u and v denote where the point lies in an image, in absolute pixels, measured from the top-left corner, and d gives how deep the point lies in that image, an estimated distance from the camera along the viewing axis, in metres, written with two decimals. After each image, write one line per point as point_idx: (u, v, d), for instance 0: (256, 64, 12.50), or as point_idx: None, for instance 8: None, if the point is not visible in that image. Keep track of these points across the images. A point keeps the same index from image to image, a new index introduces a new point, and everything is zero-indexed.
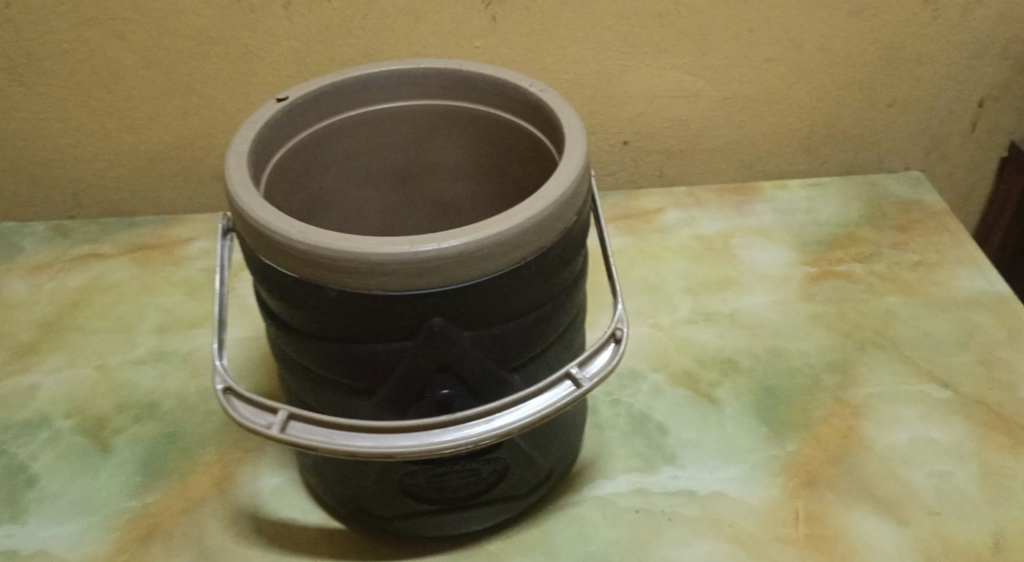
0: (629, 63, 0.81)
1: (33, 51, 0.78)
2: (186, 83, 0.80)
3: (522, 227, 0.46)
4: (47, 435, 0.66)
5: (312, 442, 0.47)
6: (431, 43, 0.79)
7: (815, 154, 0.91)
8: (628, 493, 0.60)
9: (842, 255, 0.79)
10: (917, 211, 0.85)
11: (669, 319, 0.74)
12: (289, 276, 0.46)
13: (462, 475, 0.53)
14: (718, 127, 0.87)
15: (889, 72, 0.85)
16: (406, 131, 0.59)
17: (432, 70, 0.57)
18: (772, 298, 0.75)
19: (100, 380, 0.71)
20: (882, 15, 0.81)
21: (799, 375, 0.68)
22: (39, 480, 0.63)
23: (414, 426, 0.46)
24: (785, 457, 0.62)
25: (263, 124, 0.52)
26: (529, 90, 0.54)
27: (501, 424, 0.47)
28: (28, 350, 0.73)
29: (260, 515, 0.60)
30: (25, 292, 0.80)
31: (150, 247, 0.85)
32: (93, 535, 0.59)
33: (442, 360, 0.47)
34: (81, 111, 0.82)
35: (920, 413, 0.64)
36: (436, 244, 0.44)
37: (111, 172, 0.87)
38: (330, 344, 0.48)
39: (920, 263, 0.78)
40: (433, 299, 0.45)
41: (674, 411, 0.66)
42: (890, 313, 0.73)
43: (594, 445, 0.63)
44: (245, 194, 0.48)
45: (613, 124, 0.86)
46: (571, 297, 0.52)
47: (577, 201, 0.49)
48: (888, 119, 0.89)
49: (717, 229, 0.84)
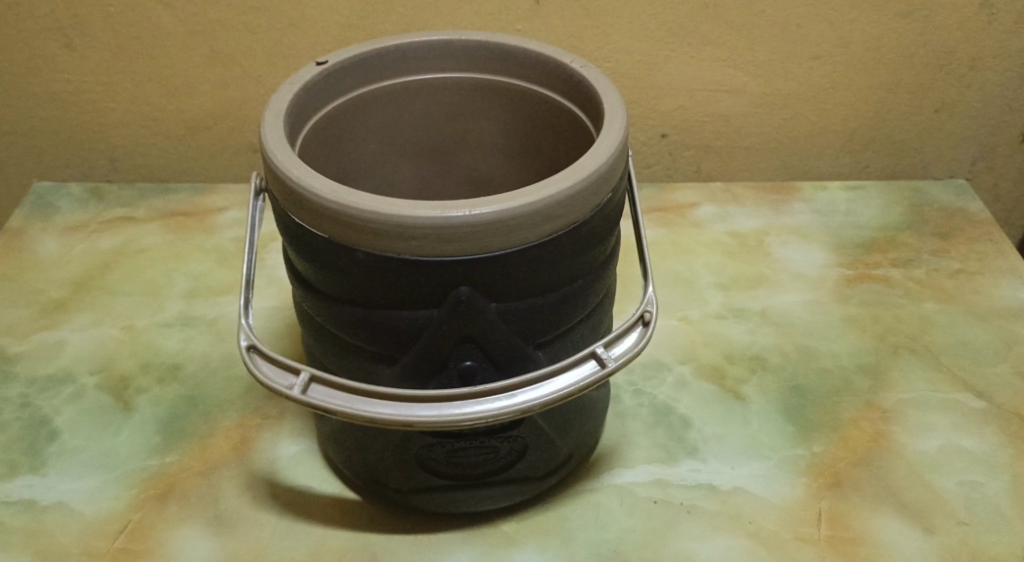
0: (672, 54, 0.80)
1: (80, 12, 0.79)
2: (228, 53, 0.80)
3: (555, 199, 0.45)
4: (71, 390, 0.66)
5: (332, 406, 0.46)
6: (474, 24, 0.78)
7: (857, 157, 0.89)
8: (647, 483, 0.59)
9: (880, 259, 0.78)
10: (960, 219, 0.83)
11: (698, 313, 0.72)
12: (318, 236, 0.46)
13: (480, 451, 0.53)
14: (760, 124, 0.86)
15: (939, 76, 0.83)
16: (443, 103, 0.59)
17: (474, 42, 0.56)
18: (805, 297, 0.74)
19: (126, 340, 0.71)
20: (935, 18, 0.79)
21: (829, 376, 0.66)
22: (61, 434, 0.63)
23: (436, 396, 0.46)
24: (811, 457, 0.60)
25: (301, 87, 0.52)
26: (571, 67, 0.53)
27: (523, 400, 0.46)
28: (57, 307, 0.74)
29: (276, 481, 0.60)
30: (58, 250, 0.80)
31: (183, 213, 0.86)
32: (110, 490, 0.60)
33: (467, 331, 0.47)
34: (122, 75, 0.83)
35: (953, 421, 0.63)
36: (468, 211, 0.43)
37: (149, 138, 0.87)
38: (356, 308, 0.47)
39: (960, 271, 0.76)
40: (461, 268, 0.45)
41: (698, 404, 0.64)
42: (927, 320, 0.71)
43: (615, 433, 0.63)
44: (280, 152, 0.47)
45: (652, 116, 0.85)
46: (601, 277, 0.51)
47: (613, 177, 0.48)
48: (935, 125, 0.87)
49: (752, 226, 0.82)
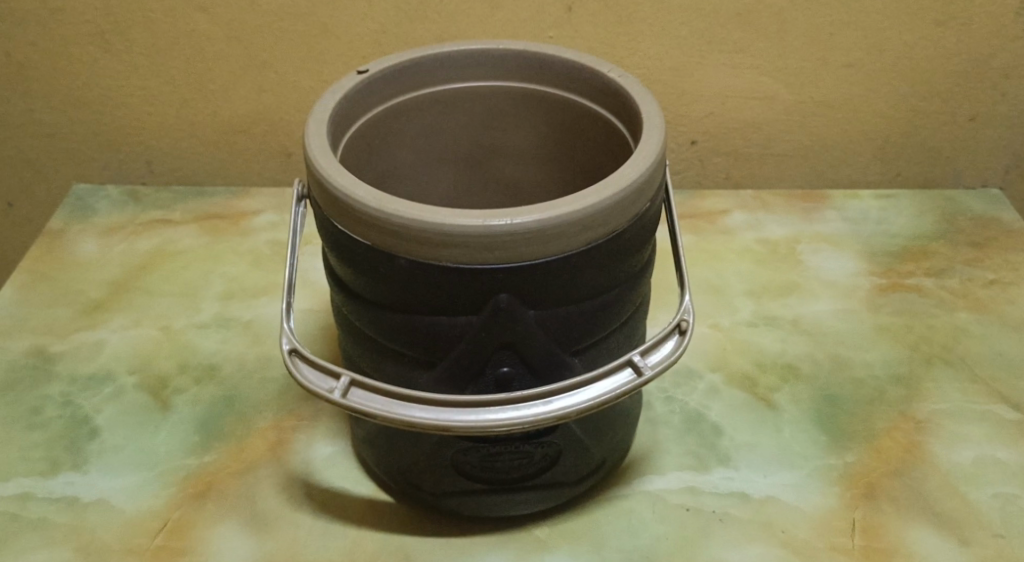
0: (703, 61, 0.80)
1: (121, 18, 0.80)
2: (264, 58, 0.82)
3: (595, 208, 0.45)
4: (111, 389, 0.68)
5: (371, 410, 0.47)
6: (506, 30, 0.79)
7: (888, 165, 0.89)
8: (679, 490, 0.59)
9: (912, 268, 0.78)
10: (994, 228, 0.82)
11: (728, 320, 0.72)
12: (361, 242, 0.47)
13: (515, 456, 0.53)
14: (791, 131, 0.86)
15: (972, 85, 0.83)
16: (480, 111, 0.60)
17: (512, 51, 0.57)
18: (837, 306, 0.74)
19: (164, 340, 0.72)
20: (969, 25, 0.79)
21: (861, 385, 0.66)
22: (101, 433, 0.65)
23: (474, 401, 0.47)
24: (844, 467, 0.60)
25: (343, 95, 0.52)
26: (608, 76, 0.54)
27: (559, 406, 0.47)
28: (97, 307, 0.75)
29: (312, 483, 0.61)
30: (97, 252, 0.82)
31: (218, 216, 0.87)
32: (150, 488, 0.61)
33: (505, 338, 0.47)
34: (160, 79, 0.84)
35: (988, 433, 0.63)
36: (509, 219, 0.44)
37: (185, 141, 0.89)
38: (396, 314, 0.48)
39: (995, 281, 0.76)
40: (501, 276, 0.45)
41: (730, 413, 0.65)
42: (961, 330, 0.71)
43: (647, 440, 0.63)
44: (324, 160, 0.48)
45: (683, 123, 0.85)
46: (637, 285, 0.52)
47: (651, 186, 0.49)
48: (967, 133, 0.87)
49: (783, 233, 0.82)
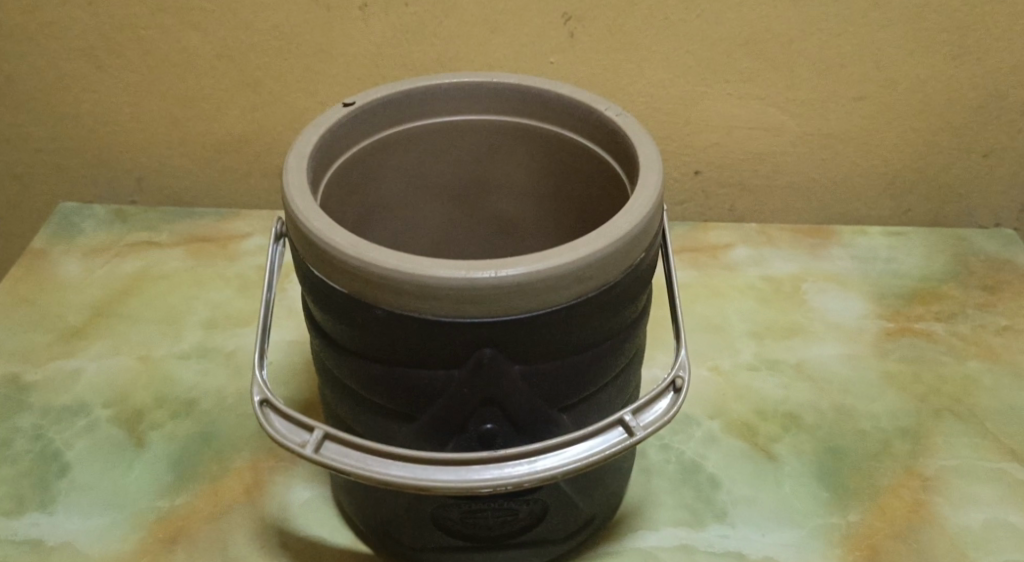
0: (709, 90, 0.78)
1: (110, 34, 0.78)
2: (257, 78, 0.79)
3: (586, 260, 0.43)
4: (84, 423, 0.65)
5: (344, 466, 0.44)
6: (506, 55, 0.76)
7: (898, 200, 0.86)
8: (673, 548, 0.56)
9: (922, 311, 0.75)
10: (1007, 271, 0.80)
11: (729, 363, 0.70)
12: (338, 290, 0.44)
13: (499, 514, 0.51)
14: (798, 164, 0.83)
15: (988, 121, 0.81)
16: (472, 146, 0.57)
17: (507, 85, 0.54)
18: (842, 350, 0.71)
19: (141, 371, 0.69)
20: (986, 60, 0.77)
21: (866, 437, 0.63)
22: (71, 470, 0.62)
23: (454, 460, 0.44)
24: (847, 527, 0.57)
25: (327, 129, 0.50)
26: (606, 115, 0.51)
27: (545, 467, 0.44)
28: (75, 334, 0.73)
29: (287, 530, 0.58)
30: (79, 274, 0.79)
31: (206, 239, 0.84)
32: (118, 532, 0.58)
33: (488, 394, 0.45)
34: (150, 97, 0.82)
35: (998, 493, 0.60)
36: (494, 272, 0.41)
37: (175, 160, 0.86)
38: (375, 365, 0.45)
39: (1007, 328, 0.73)
40: (485, 329, 0.43)
41: (729, 464, 0.62)
42: (971, 380, 0.68)
43: (640, 491, 0.60)
44: (302, 201, 0.45)
45: (687, 153, 0.82)
46: (631, 337, 0.49)
47: (647, 236, 0.46)
48: (981, 170, 0.84)
49: (788, 271, 0.80)
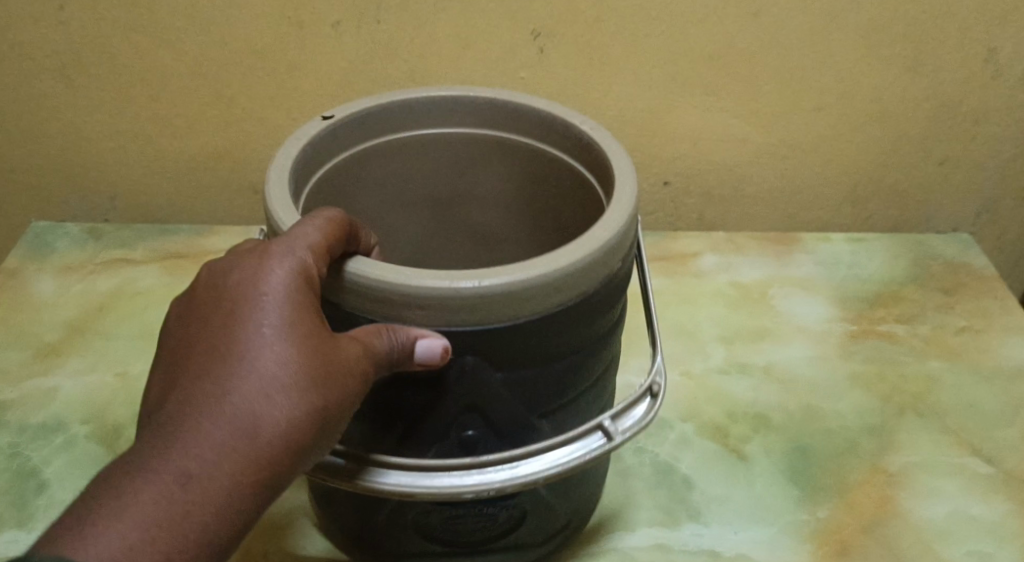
0: (675, 102, 0.80)
1: (83, 54, 0.78)
2: (231, 96, 0.80)
3: (565, 269, 0.44)
4: (62, 440, 0.65)
5: (330, 472, 0.45)
6: (477, 70, 0.78)
7: (860, 207, 0.89)
8: (649, 549, 0.58)
9: (884, 314, 0.77)
10: (966, 274, 0.82)
11: (701, 367, 0.71)
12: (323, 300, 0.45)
13: (479, 519, 0.52)
14: (763, 173, 0.85)
15: (943, 130, 0.84)
16: (449, 159, 0.58)
17: (483, 100, 0.56)
18: (810, 352, 0.73)
19: (119, 387, 0.70)
20: (940, 71, 0.80)
21: (834, 436, 0.65)
22: (50, 487, 0.62)
23: (437, 466, 0.45)
24: (816, 523, 0.59)
25: (307, 142, 0.51)
26: (580, 129, 0.53)
27: (525, 472, 0.45)
28: (51, 351, 0.73)
29: (269, 541, 0.59)
30: (53, 292, 0.79)
31: (181, 255, 0.85)
32: None
33: (470, 400, 0.46)
34: (123, 115, 0.82)
35: (960, 486, 0.62)
36: (476, 281, 0.43)
37: (148, 177, 0.87)
38: None
39: (966, 328, 0.75)
40: (467, 338, 0.44)
41: (702, 464, 0.63)
42: (933, 379, 0.70)
43: (616, 493, 0.61)
44: (286, 214, 0.46)
45: (656, 164, 0.84)
46: (607, 344, 0.50)
47: (622, 246, 0.48)
48: (938, 177, 0.87)
49: (755, 277, 0.82)
